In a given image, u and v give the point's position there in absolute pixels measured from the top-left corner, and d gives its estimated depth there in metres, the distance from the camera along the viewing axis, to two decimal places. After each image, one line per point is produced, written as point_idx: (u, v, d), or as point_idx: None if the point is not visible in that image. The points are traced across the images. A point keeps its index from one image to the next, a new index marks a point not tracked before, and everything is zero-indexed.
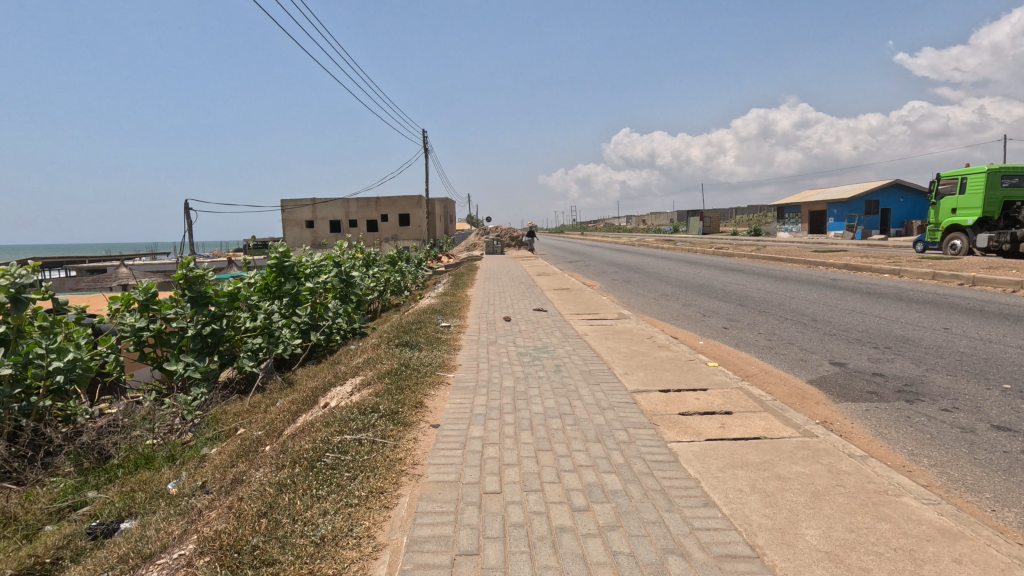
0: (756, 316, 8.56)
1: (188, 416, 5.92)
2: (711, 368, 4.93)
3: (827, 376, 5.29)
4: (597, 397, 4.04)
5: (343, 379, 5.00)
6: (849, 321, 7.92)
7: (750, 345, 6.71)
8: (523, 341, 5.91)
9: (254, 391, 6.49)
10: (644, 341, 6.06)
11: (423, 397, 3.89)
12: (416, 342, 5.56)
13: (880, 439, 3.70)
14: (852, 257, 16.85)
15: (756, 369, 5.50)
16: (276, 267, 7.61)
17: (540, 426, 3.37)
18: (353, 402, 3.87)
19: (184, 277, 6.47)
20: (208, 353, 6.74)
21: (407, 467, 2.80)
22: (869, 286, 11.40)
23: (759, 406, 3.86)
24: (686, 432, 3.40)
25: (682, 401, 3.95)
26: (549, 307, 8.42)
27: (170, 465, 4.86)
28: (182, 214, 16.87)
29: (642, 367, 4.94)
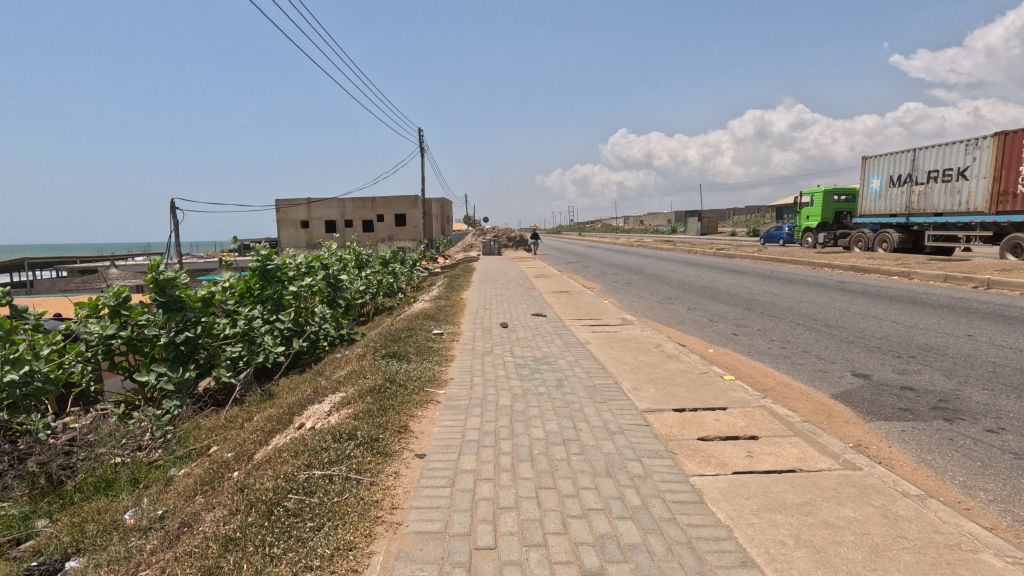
0: (765, 321, 8.12)
1: (158, 432, 5.43)
2: (728, 383, 4.47)
3: (851, 389, 4.87)
4: (605, 418, 3.59)
5: (323, 394, 4.54)
6: (864, 327, 7.49)
7: (764, 354, 6.27)
8: (522, 351, 5.46)
9: (231, 404, 6.04)
10: (651, 350, 5.62)
11: (409, 420, 3.44)
12: (405, 352, 5.11)
13: (926, 468, 3.27)
14: (859, 258, 16.39)
15: (774, 382, 5.06)
16: (258, 270, 7.17)
17: (541, 457, 2.93)
18: (331, 425, 3.42)
19: (154, 281, 5.99)
20: (183, 363, 6.29)
21: (384, 514, 2.34)
22: (879, 289, 10.99)
23: (788, 429, 3.41)
24: (709, 463, 2.96)
25: (701, 424, 3.50)
26: (549, 312, 7.97)
27: (131, 490, 4.39)
28: (170, 212, 16.33)
29: (652, 380, 4.50)
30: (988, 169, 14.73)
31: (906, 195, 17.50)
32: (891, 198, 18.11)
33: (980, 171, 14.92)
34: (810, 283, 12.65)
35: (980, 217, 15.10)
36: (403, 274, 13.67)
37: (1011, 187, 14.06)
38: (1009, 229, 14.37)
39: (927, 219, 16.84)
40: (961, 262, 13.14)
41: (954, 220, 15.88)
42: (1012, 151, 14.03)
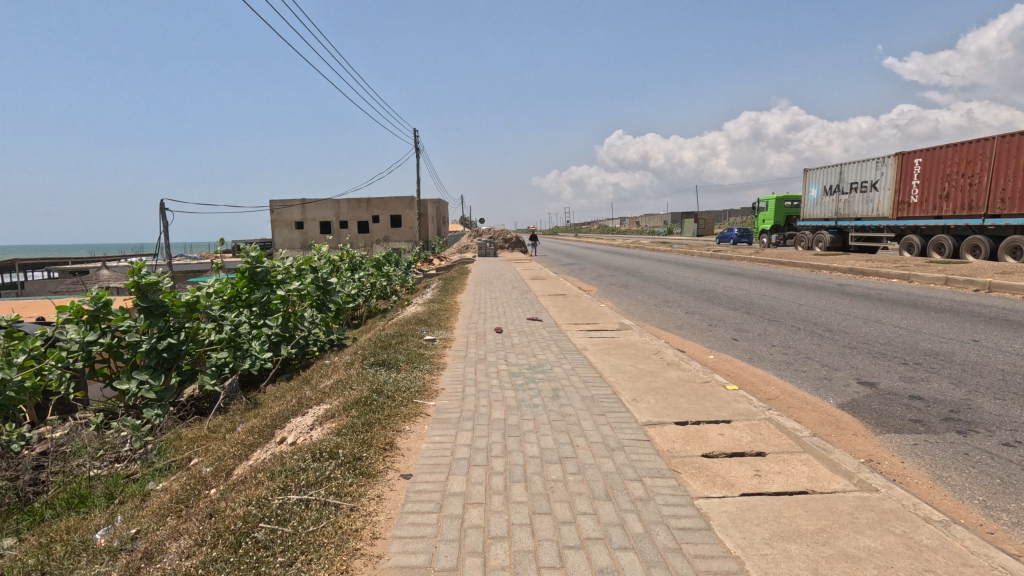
0: (766, 326, 7.94)
1: (137, 443, 5.18)
2: (731, 393, 4.27)
3: (858, 399, 4.69)
4: (604, 433, 3.40)
5: (308, 404, 4.33)
6: (867, 332, 7.34)
7: (765, 360, 6.10)
8: (517, 358, 5.27)
9: (215, 412, 5.83)
10: (651, 357, 5.43)
11: (395, 435, 3.24)
12: (394, 360, 4.90)
13: (943, 486, 3.09)
14: (858, 260, 16.25)
15: (778, 392, 4.88)
16: (246, 272, 6.99)
17: (536, 478, 2.74)
18: (313, 441, 3.23)
19: (135, 286, 5.74)
20: (166, 369, 6.06)
21: (363, 546, 2.15)
22: (880, 292, 10.84)
23: (797, 444, 3.23)
24: (715, 483, 2.77)
25: (705, 439, 3.32)
26: (545, 317, 7.79)
27: (105, 507, 4.18)
28: (159, 213, 15.98)
29: (652, 391, 4.30)
30: (893, 182, 18.09)
31: (836, 203, 20.94)
32: (825, 205, 21.58)
33: (887, 183, 18.29)
34: (809, 285, 12.50)
35: (888, 221, 18.37)
36: (397, 276, 13.45)
37: (906, 198, 17.40)
38: (907, 230, 17.63)
39: (851, 223, 20.19)
40: (960, 265, 13.04)
41: (868, 224, 19.24)
42: (907, 169, 17.39)
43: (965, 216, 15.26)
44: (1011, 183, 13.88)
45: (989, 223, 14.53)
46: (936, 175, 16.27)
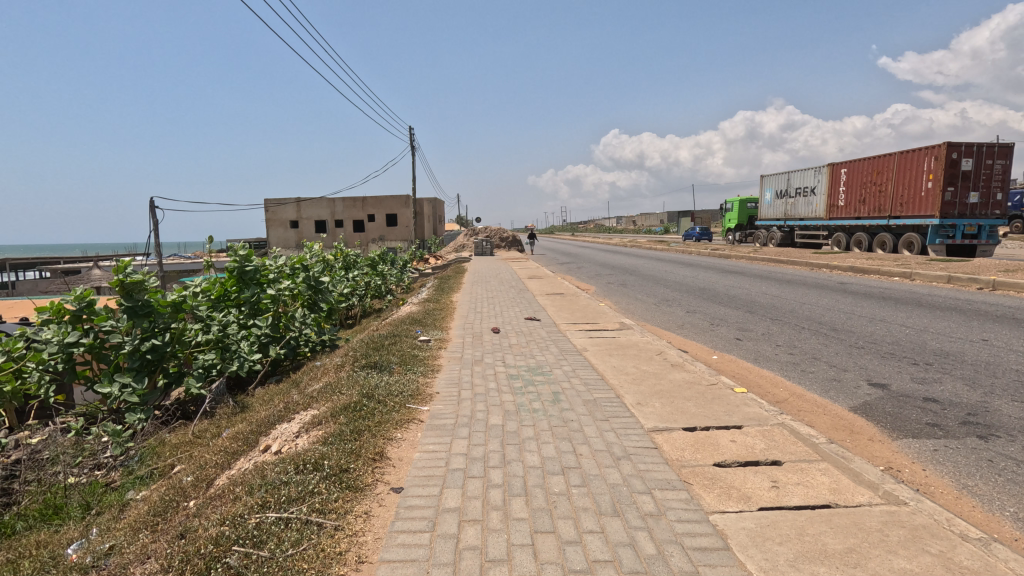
0: (769, 325, 7.77)
1: (118, 449, 4.98)
2: (740, 396, 4.08)
3: (870, 401, 4.50)
4: (608, 440, 3.20)
5: (296, 409, 4.12)
6: (873, 331, 7.15)
7: (771, 361, 5.92)
8: (514, 360, 5.06)
9: (200, 417, 5.61)
10: (653, 358, 5.23)
11: (386, 444, 3.03)
12: (387, 362, 4.69)
13: (969, 496, 2.90)
14: (858, 259, 16.07)
15: (786, 394, 4.69)
16: (235, 271, 6.73)
17: (537, 491, 2.54)
18: (298, 451, 3.02)
19: (120, 285, 5.52)
20: (150, 372, 5.83)
21: (347, 571, 1.94)
22: (882, 290, 10.68)
23: (814, 453, 3.03)
24: (729, 496, 2.58)
25: (716, 447, 3.13)
26: (543, 316, 7.57)
27: (80, 519, 3.96)
28: (150, 212, 15.68)
29: (657, 394, 4.10)
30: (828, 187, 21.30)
31: (785, 204, 24.23)
32: (776, 206, 24.91)
33: (823, 188, 21.54)
34: (810, 284, 12.33)
35: (823, 221, 21.61)
36: (393, 275, 13.21)
37: (838, 200, 20.48)
38: (836, 229, 20.94)
39: (796, 223, 23.45)
40: (962, 262, 12.91)
41: (807, 223, 22.49)
42: (836, 178, 20.68)
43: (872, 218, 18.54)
44: (907, 190, 17.06)
45: (892, 222, 17.77)
46: (855, 184, 19.61)
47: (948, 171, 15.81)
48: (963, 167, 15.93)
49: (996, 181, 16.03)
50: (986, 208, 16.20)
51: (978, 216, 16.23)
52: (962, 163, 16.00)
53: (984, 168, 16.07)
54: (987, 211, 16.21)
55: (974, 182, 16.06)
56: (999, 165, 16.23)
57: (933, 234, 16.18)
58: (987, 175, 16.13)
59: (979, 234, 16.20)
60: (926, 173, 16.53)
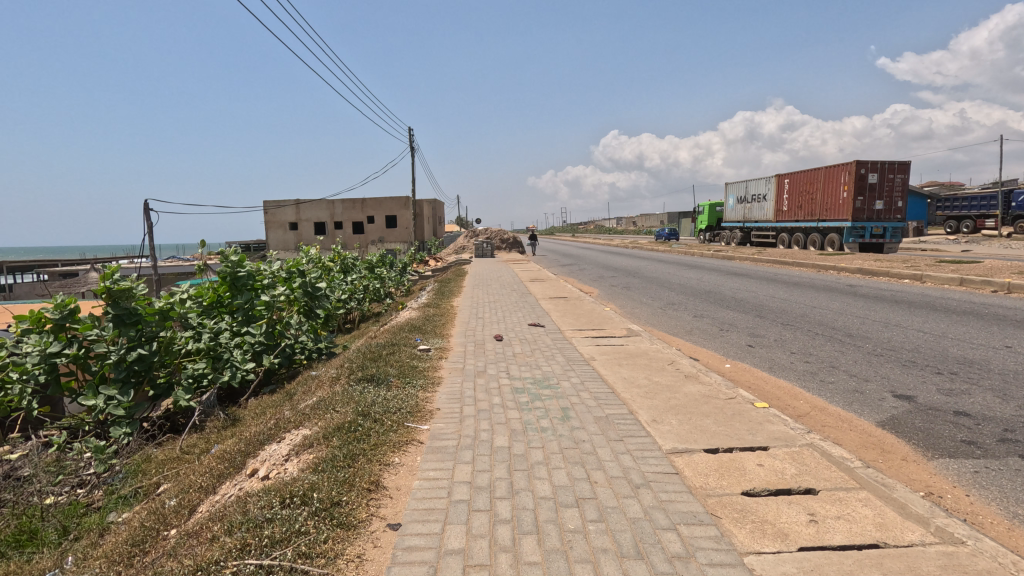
0: (781, 331, 7.52)
1: (101, 466, 4.72)
2: (762, 411, 3.81)
3: (898, 416, 4.23)
4: (624, 465, 2.94)
5: (287, 426, 3.85)
6: (890, 337, 6.89)
7: (787, 370, 5.65)
8: (519, 371, 4.80)
9: (189, 430, 5.35)
10: (665, 368, 4.97)
11: (381, 471, 2.77)
12: (384, 374, 4.42)
13: (1022, 526, 2.64)
14: (866, 260, 15.79)
15: (807, 407, 4.44)
16: (227, 277, 6.46)
17: (551, 529, 2.28)
18: (286, 479, 2.77)
19: (106, 292, 5.28)
20: (137, 384, 5.57)
21: None
22: (894, 293, 10.42)
23: (851, 479, 2.78)
24: (764, 532, 2.32)
25: (742, 471, 2.88)
26: (547, 322, 7.31)
27: (55, 546, 3.70)
28: (144, 214, 15.36)
29: (672, 410, 3.84)
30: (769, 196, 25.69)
31: (744, 208, 27.87)
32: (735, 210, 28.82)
33: (771, 195, 25.39)
34: (819, 286, 12.07)
35: (772, 223, 25.53)
36: (392, 279, 12.92)
37: (779, 207, 24.88)
38: (784, 230, 24.69)
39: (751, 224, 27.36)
40: (973, 264, 12.65)
41: (759, 225, 26.48)
42: (779, 189, 24.91)
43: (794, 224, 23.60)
44: (830, 198, 21.18)
45: (823, 222, 21.70)
46: (798, 192, 23.34)
47: (859, 184, 19.94)
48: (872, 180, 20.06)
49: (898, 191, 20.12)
50: (891, 212, 20.31)
51: (886, 219, 20.33)
52: (869, 177, 20.19)
53: (887, 181, 20.25)
54: (889, 216, 20.41)
55: (879, 193, 20.23)
56: (900, 179, 20.40)
57: (850, 233, 20.34)
58: (892, 186, 20.22)
59: (886, 234, 20.40)
60: (842, 185, 20.67)
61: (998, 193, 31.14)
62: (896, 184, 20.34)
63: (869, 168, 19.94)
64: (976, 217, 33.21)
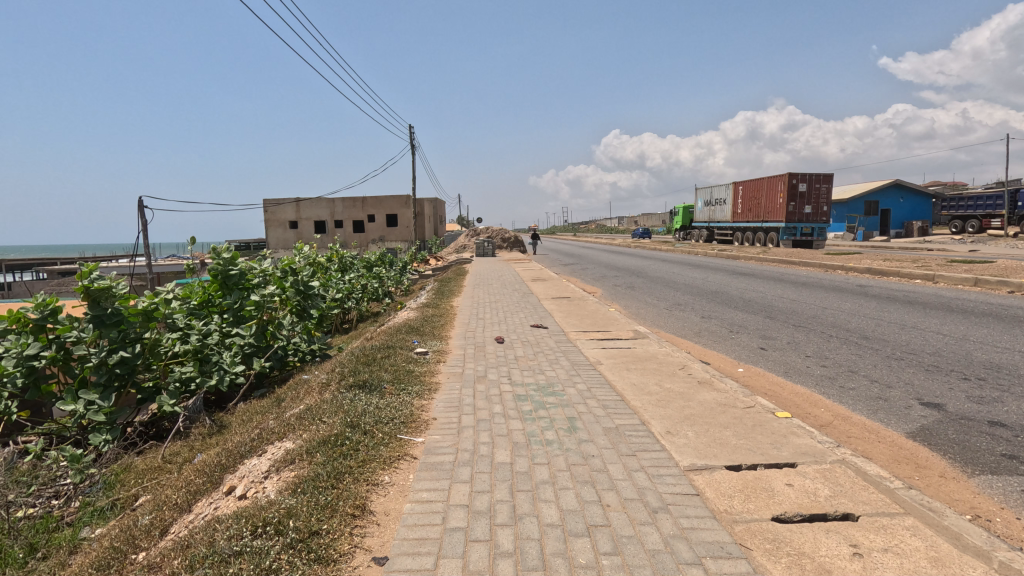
0: (793, 333, 7.22)
1: (78, 477, 4.44)
2: (784, 421, 3.52)
3: (929, 426, 3.94)
4: (639, 485, 2.66)
5: (272, 434, 3.59)
6: (909, 339, 6.60)
7: (804, 375, 5.36)
8: (521, 376, 4.51)
9: (174, 437, 5.07)
10: (677, 374, 4.68)
11: (369, 493, 2.48)
12: (378, 380, 4.14)
13: None
14: (875, 260, 15.47)
15: (829, 416, 4.16)
16: (218, 275, 6.20)
17: (561, 566, 1.99)
18: (263, 500, 2.50)
19: (85, 291, 5.00)
20: (119, 388, 5.28)
21: None
22: (907, 293, 10.13)
23: (892, 502, 2.50)
24: (803, 568, 2.03)
25: (770, 493, 2.60)
26: (551, 324, 7.04)
27: (20, 566, 3.41)
28: (137, 212, 14.94)
29: (687, 420, 3.56)
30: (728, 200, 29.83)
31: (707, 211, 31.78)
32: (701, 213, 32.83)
33: (727, 200, 29.67)
34: (828, 286, 11.77)
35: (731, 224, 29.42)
36: (391, 278, 12.64)
37: (736, 211, 28.67)
38: (740, 231, 28.36)
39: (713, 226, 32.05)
40: (987, 264, 12.33)
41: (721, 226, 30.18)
42: (737, 195, 28.61)
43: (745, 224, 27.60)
44: (768, 203, 25.18)
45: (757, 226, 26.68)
46: (749, 198, 27.10)
47: (790, 192, 23.91)
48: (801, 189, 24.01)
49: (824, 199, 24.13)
50: (818, 215, 24.26)
51: (813, 220, 24.44)
52: (799, 187, 24.18)
53: (815, 189, 24.18)
54: (818, 217, 24.31)
55: (810, 199, 24.15)
56: (827, 188, 24.36)
57: (785, 233, 24.05)
58: (819, 193, 24.20)
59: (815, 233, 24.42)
60: (778, 193, 24.64)
61: (1002, 193, 30.92)
62: (823, 192, 24.26)
63: (799, 178, 23.92)
64: (981, 217, 32.92)
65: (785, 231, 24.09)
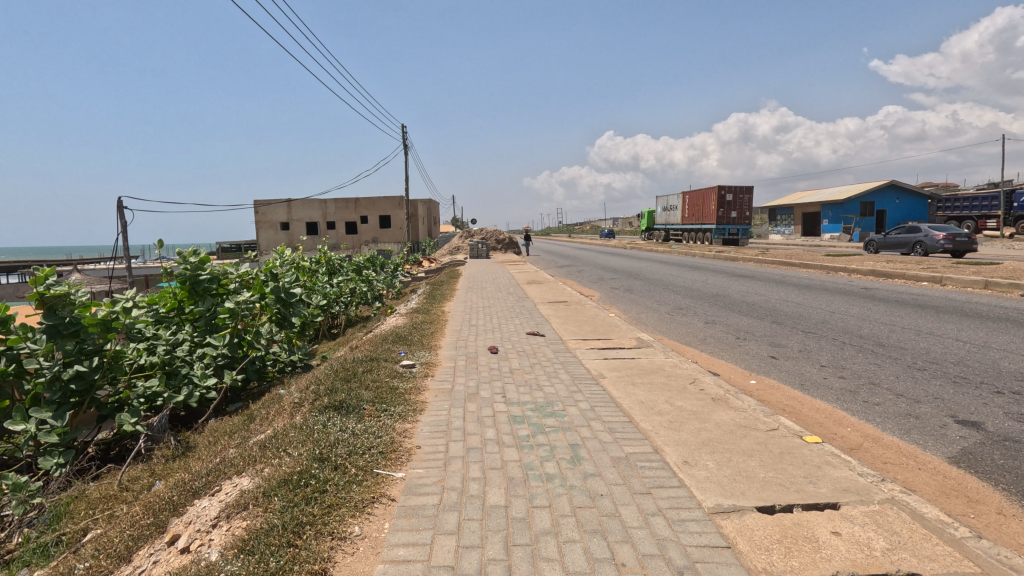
0: (804, 339, 6.85)
1: (22, 508, 3.97)
2: (814, 447, 3.11)
3: (971, 449, 3.54)
4: (660, 535, 2.22)
5: (237, 458, 3.19)
6: (928, 347, 6.23)
7: (822, 388, 4.91)
8: (517, 393, 4.08)
9: (137, 459, 4.62)
10: (687, 389, 4.27)
11: (333, 556, 2.03)
12: (356, 400, 3.70)
13: None
14: (878, 261, 15.12)
15: (858, 437, 3.76)
16: (187, 281, 5.74)
17: None
18: (205, 559, 2.07)
19: (37, 299, 4.51)
20: (74, 407, 4.78)
21: None
22: (916, 297, 9.79)
23: (962, 557, 2.09)
24: None
25: (815, 545, 2.17)
26: (548, 331, 6.65)
27: None
28: (116, 212, 14.37)
29: (705, 446, 3.14)
30: (681, 206, 35.89)
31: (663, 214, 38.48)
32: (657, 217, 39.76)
33: (680, 205, 35.62)
34: (833, 289, 11.42)
35: (686, 224, 34.97)
36: (381, 280, 12.14)
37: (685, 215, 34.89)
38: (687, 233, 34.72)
39: (673, 226, 37.80)
40: (995, 266, 12.01)
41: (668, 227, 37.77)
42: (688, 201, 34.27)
43: (691, 225, 33.80)
44: (700, 210, 32.20)
45: (704, 226, 32.25)
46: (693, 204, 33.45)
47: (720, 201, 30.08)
48: (729, 199, 30.26)
49: (746, 206, 30.34)
50: (743, 218, 30.59)
51: (739, 224, 30.67)
52: (728, 197, 30.47)
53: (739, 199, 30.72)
54: (741, 221, 31.03)
55: (734, 207, 30.64)
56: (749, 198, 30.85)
57: (716, 233, 30.61)
58: (744, 203, 30.71)
59: (739, 235, 30.89)
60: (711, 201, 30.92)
61: (999, 193, 30.68)
62: (745, 202, 30.71)
63: (727, 189, 29.99)
64: (977, 218, 32.74)
65: (716, 231, 30.83)
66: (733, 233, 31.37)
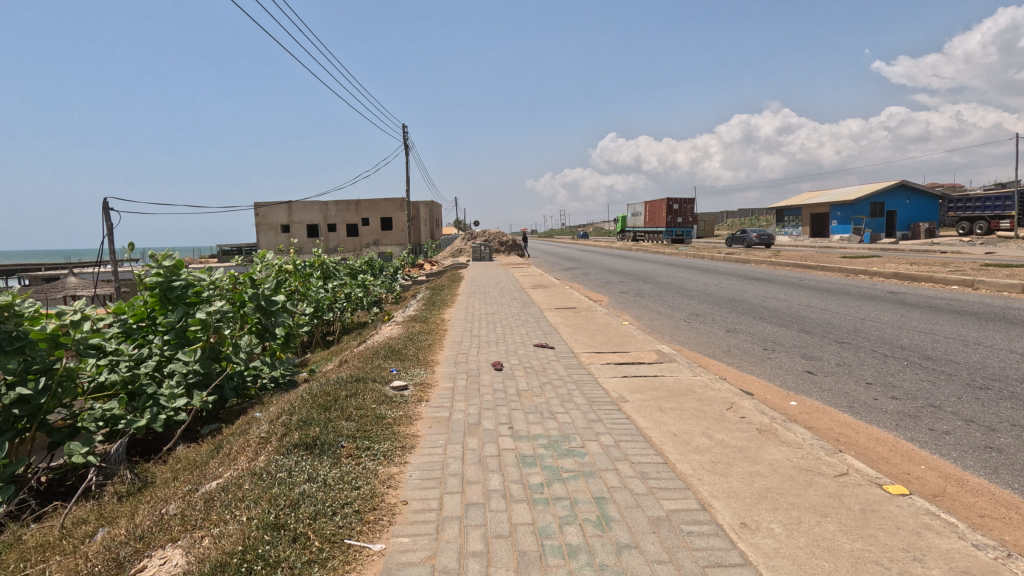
0: (839, 351, 6.21)
1: None
2: (906, 506, 2.44)
3: None
4: None
5: (180, 507, 2.60)
6: (982, 361, 5.57)
7: (876, 412, 4.26)
8: (524, 423, 3.45)
9: (87, 496, 4.00)
10: (723, 418, 3.63)
11: None
12: (332, 435, 3.07)
13: None
14: (900, 263, 14.42)
15: (937, 479, 3.11)
16: (157, 289, 5.11)
17: None
18: None
19: None
20: (17, 435, 4.14)
21: None
22: (948, 302, 9.12)
23: None
24: None
25: None
26: (558, 342, 6.04)
27: None
28: (103, 213, 13.92)
29: (764, 501, 2.50)
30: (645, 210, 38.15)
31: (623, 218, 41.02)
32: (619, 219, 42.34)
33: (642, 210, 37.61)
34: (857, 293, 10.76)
35: (648, 225, 37.28)
36: (379, 285, 11.51)
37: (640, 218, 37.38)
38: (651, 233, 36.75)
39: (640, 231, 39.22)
40: None
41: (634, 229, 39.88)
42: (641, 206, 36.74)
43: (651, 228, 35.48)
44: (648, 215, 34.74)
45: (655, 228, 34.49)
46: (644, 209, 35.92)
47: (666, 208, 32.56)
48: (676, 207, 32.62)
49: (690, 215, 32.99)
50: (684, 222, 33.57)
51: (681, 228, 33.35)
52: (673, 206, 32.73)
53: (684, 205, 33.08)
54: (686, 223, 33.59)
55: (680, 214, 33.35)
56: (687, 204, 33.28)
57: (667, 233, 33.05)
58: (687, 209, 32.52)
59: (683, 235, 33.70)
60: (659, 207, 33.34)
61: (1012, 193, 29.92)
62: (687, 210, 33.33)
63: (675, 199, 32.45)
64: (990, 217, 32.00)
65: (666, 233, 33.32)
66: (679, 233, 34.19)
